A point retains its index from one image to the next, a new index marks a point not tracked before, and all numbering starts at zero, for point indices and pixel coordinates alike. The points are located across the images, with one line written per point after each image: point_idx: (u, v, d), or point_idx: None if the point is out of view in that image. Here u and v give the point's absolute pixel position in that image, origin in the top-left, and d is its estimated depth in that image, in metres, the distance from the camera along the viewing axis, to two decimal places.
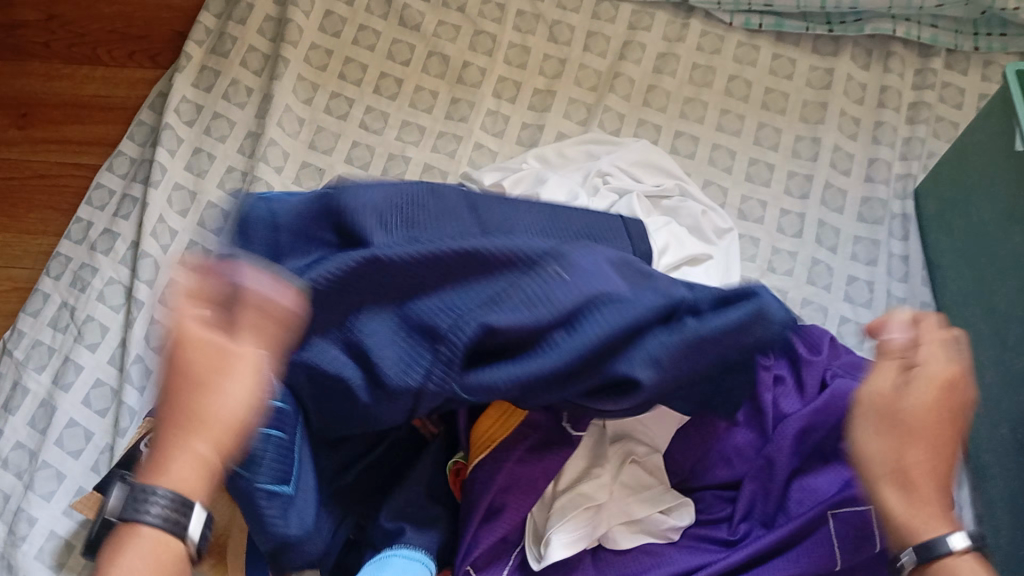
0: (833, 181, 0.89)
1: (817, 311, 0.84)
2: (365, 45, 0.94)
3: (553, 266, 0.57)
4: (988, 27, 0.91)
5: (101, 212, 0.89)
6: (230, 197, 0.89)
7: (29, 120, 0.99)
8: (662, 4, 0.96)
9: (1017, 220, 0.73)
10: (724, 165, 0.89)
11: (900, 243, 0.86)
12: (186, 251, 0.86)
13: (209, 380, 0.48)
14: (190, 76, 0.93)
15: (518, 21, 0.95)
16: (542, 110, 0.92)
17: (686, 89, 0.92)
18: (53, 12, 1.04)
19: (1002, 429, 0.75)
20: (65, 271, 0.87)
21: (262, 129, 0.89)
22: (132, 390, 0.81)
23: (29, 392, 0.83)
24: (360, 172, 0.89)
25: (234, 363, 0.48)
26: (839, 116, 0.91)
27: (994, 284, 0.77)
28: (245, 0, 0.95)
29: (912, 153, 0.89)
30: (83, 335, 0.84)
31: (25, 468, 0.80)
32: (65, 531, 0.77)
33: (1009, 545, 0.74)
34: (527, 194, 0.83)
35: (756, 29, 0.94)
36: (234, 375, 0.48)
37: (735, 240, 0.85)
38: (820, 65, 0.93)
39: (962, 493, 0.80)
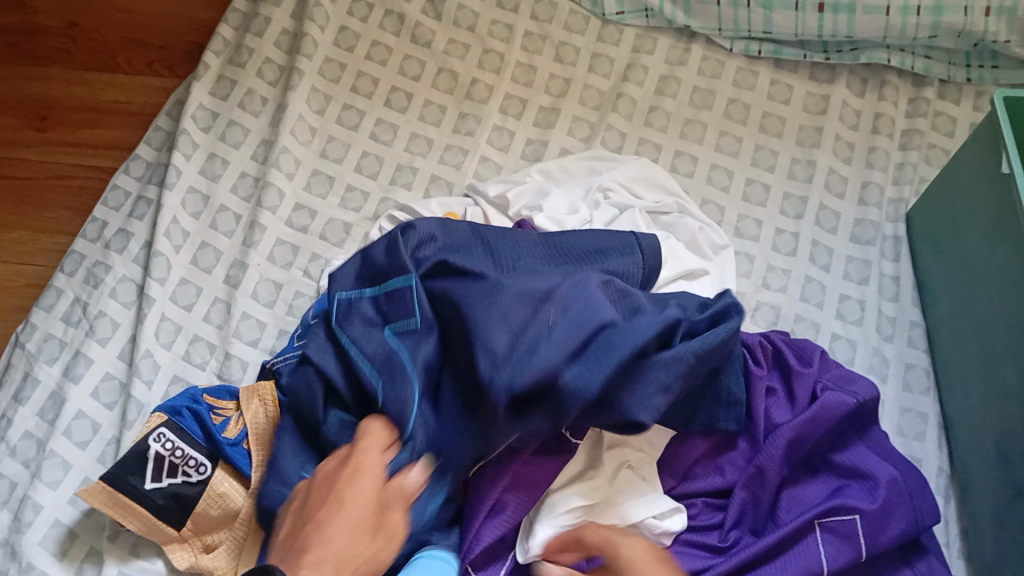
0: (828, 203, 0.91)
1: (809, 327, 0.86)
2: (377, 60, 0.98)
3: (550, 307, 0.62)
4: (980, 59, 0.95)
5: (116, 212, 0.92)
6: (241, 201, 0.91)
7: (47, 123, 1.02)
8: (666, 29, 0.99)
9: (1003, 239, 0.75)
10: (722, 185, 0.92)
11: (891, 264, 0.89)
12: (197, 252, 0.89)
13: (332, 506, 0.56)
14: (207, 85, 0.96)
15: (526, 41, 0.99)
16: (546, 127, 0.95)
17: (687, 110, 0.95)
18: (75, 21, 1.08)
19: (988, 444, 0.77)
20: (79, 268, 0.89)
21: (275, 137, 0.92)
22: (141, 383, 0.82)
23: (38, 384, 0.84)
24: (369, 181, 0.92)
25: (363, 494, 0.56)
26: (834, 140, 0.94)
27: (982, 303, 0.79)
28: (263, 14, 0.99)
29: (904, 178, 0.92)
30: (95, 330, 0.86)
31: (32, 458, 0.82)
32: (70, 520, 0.78)
33: (994, 556, 0.75)
34: (530, 207, 0.86)
35: (755, 55, 0.97)
36: (359, 486, 0.57)
37: (731, 256, 0.87)
38: (817, 92, 0.96)
39: (948, 507, 0.81)
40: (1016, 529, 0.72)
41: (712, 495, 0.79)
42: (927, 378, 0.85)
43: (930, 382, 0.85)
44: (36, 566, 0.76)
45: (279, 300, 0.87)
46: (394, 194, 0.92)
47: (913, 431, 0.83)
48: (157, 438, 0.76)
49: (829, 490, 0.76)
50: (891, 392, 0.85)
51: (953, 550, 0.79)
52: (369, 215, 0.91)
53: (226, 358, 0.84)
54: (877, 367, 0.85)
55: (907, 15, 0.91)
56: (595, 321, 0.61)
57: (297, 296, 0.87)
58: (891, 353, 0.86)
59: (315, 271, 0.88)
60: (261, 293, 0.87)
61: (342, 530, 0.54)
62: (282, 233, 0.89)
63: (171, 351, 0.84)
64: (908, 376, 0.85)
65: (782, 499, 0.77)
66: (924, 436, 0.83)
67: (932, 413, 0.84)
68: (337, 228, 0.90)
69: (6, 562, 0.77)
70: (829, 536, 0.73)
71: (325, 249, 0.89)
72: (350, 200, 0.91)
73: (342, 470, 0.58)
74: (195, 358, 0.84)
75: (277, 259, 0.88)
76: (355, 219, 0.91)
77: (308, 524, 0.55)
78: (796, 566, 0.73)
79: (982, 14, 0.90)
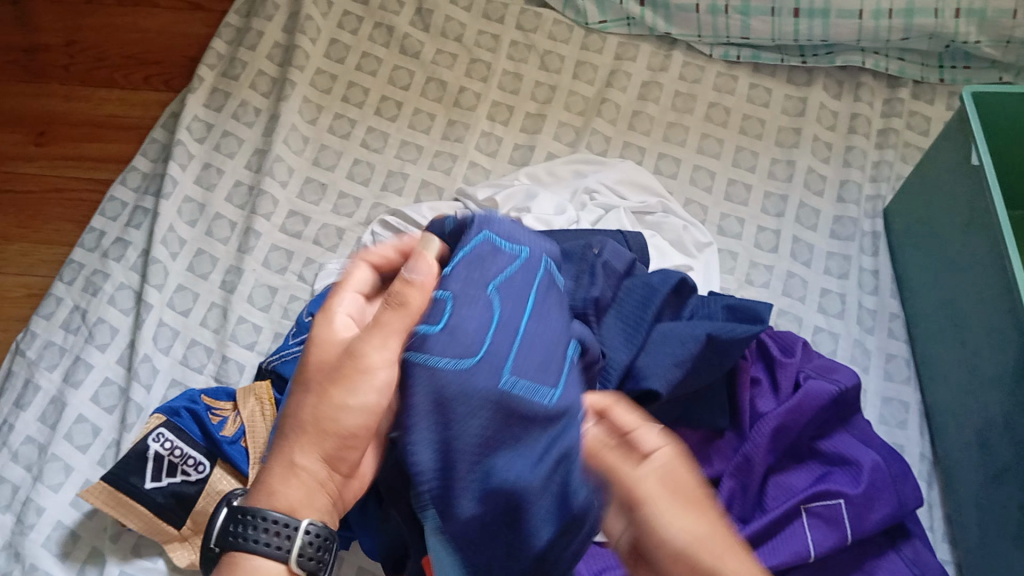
0: (808, 201, 0.94)
1: (792, 321, 0.88)
2: (367, 70, 1.00)
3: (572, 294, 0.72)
4: (953, 60, 0.97)
5: (114, 222, 0.94)
6: (236, 209, 0.93)
7: (46, 138, 1.05)
8: (647, 37, 1.02)
9: (975, 230, 0.78)
10: (705, 185, 0.95)
11: (871, 259, 0.92)
12: (193, 259, 0.91)
13: (334, 388, 0.53)
14: (202, 97, 0.98)
15: (512, 51, 1.02)
16: (533, 132, 0.97)
17: (669, 114, 0.98)
18: (74, 39, 1.12)
19: (967, 430, 0.79)
20: (78, 276, 0.91)
21: (269, 146, 0.95)
22: (140, 387, 0.84)
23: (40, 390, 0.85)
24: (360, 188, 0.94)
25: (373, 390, 0.53)
26: (813, 140, 0.96)
27: (957, 293, 0.81)
28: (256, 28, 1.01)
29: (882, 176, 0.94)
30: (95, 336, 0.87)
31: (34, 463, 0.82)
32: (72, 521, 0.79)
33: (979, 540, 0.77)
34: (518, 209, 0.89)
35: (735, 60, 1.00)
36: (360, 393, 0.53)
37: (715, 254, 0.89)
38: (795, 95, 0.99)
39: (932, 493, 0.83)
40: (999, 511, 0.74)
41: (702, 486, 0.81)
42: (907, 368, 0.87)
43: (910, 372, 0.87)
44: (39, 567, 0.77)
45: (274, 305, 0.88)
46: (386, 199, 0.94)
47: (895, 419, 0.85)
48: (156, 438, 0.77)
49: (814, 477, 0.78)
50: (874, 382, 0.86)
51: (937, 534, 0.81)
52: (361, 220, 0.93)
53: (223, 361, 0.85)
54: (860, 358, 0.87)
55: (879, 19, 0.94)
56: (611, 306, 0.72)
57: (292, 300, 0.89)
58: (873, 344, 0.88)
59: (309, 276, 0.90)
60: (256, 297, 0.89)
61: (354, 409, 0.53)
62: (277, 239, 0.92)
63: (169, 356, 0.86)
64: (889, 366, 0.87)
65: (769, 486, 0.78)
66: (907, 424, 0.85)
67: (913, 402, 0.86)
68: (330, 234, 0.92)
69: (8, 564, 0.78)
70: (819, 519, 0.75)
71: (319, 254, 0.91)
72: (343, 206, 0.94)
73: (350, 364, 0.53)
74: (192, 362, 0.86)
75: (272, 265, 0.90)
76: (348, 224, 0.93)
77: (315, 390, 0.53)
78: (785, 550, 0.74)
79: (952, 16, 0.92)
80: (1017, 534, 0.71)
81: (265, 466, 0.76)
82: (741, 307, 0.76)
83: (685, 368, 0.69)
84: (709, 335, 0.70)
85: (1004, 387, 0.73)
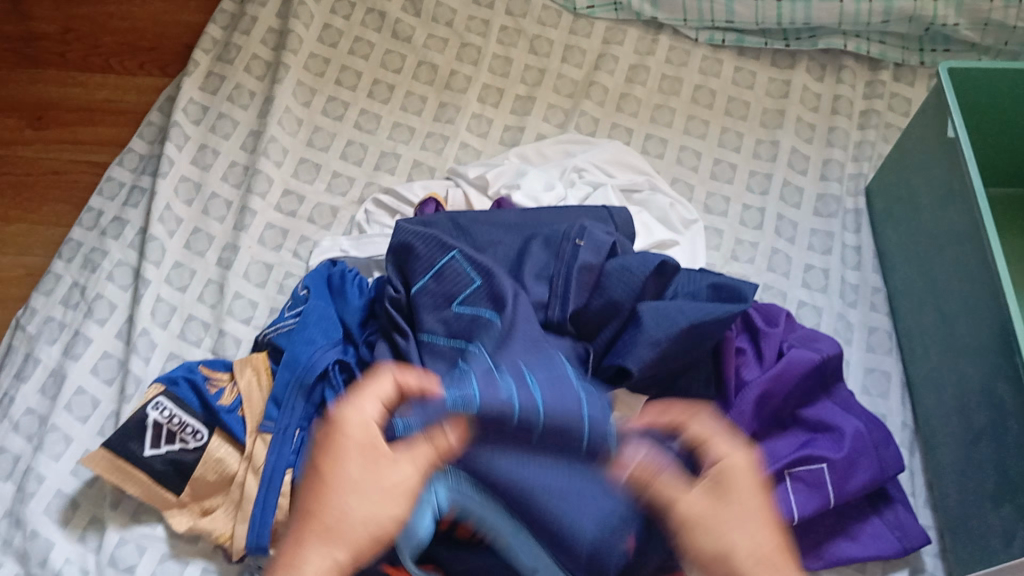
0: (792, 180, 0.96)
1: (777, 296, 0.90)
2: (360, 55, 1.02)
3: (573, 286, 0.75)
4: (933, 43, 0.99)
5: (112, 201, 0.96)
6: (232, 188, 0.95)
7: (43, 123, 1.07)
8: (634, 22, 1.04)
9: (952, 200, 0.80)
10: (691, 165, 0.97)
11: (853, 235, 0.94)
12: (190, 237, 0.92)
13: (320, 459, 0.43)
14: (198, 81, 1.00)
15: (502, 35, 1.04)
16: (522, 114, 1.00)
17: (656, 96, 1.00)
18: (70, 26, 1.14)
19: (945, 396, 0.81)
20: (76, 254, 0.93)
21: (263, 127, 0.97)
22: (139, 359, 0.85)
23: (40, 363, 0.87)
24: (354, 168, 0.96)
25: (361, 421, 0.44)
26: (796, 121, 0.99)
27: (934, 263, 0.83)
28: (250, 14, 1.04)
29: (863, 155, 0.97)
30: (93, 311, 0.89)
31: (34, 433, 0.84)
32: (72, 490, 0.81)
33: (958, 502, 0.78)
34: (509, 186, 0.90)
35: (720, 44, 1.03)
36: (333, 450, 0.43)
37: (701, 231, 0.90)
38: (779, 77, 1.01)
39: (913, 460, 0.84)
40: (976, 472, 0.75)
41: None
42: (889, 340, 0.89)
43: (892, 343, 0.89)
44: (40, 533, 0.78)
45: (270, 281, 0.90)
46: (378, 178, 0.96)
47: (877, 389, 0.87)
48: (155, 407, 0.78)
49: (798, 443, 0.79)
50: (857, 354, 0.88)
51: (919, 500, 0.83)
52: (355, 199, 0.95)
53: (220, 335, 0.87)
54: (842, 331, 0.89)
55: (859, 3, 0.96)
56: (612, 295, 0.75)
57: (287, 277, 0.91)
58: (855, 318, 0.90)
59: (304, 253, 0.92)
60: (252, 274, 0.90)
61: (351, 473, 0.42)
62: (271, 217, 0.93)
63: (167, 330, 0.87)
64: (871, 338, 0.89)
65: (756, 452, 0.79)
66: (888, 393, 0.86)
67: (895, 372, 0.87)
68: (324, 212, 0.94)
69: (10, 531, 0.79)
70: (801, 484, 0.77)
71: (313, 232, 0.93)
72: (336, 185, 0.96)
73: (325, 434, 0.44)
74: (190, 336, 0.87)
75: (267, 243, 0.92)
76: (341, 202, 0.95)
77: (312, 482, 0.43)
78: None
79: None
80: (993, 494, 0.73)
81: (261, 434, 0.77)
82: (725, 286, 0.78)
83: (660, 351, 0.72)
84: (692, 324, 0.72)
85: (980, 351, 0.75)
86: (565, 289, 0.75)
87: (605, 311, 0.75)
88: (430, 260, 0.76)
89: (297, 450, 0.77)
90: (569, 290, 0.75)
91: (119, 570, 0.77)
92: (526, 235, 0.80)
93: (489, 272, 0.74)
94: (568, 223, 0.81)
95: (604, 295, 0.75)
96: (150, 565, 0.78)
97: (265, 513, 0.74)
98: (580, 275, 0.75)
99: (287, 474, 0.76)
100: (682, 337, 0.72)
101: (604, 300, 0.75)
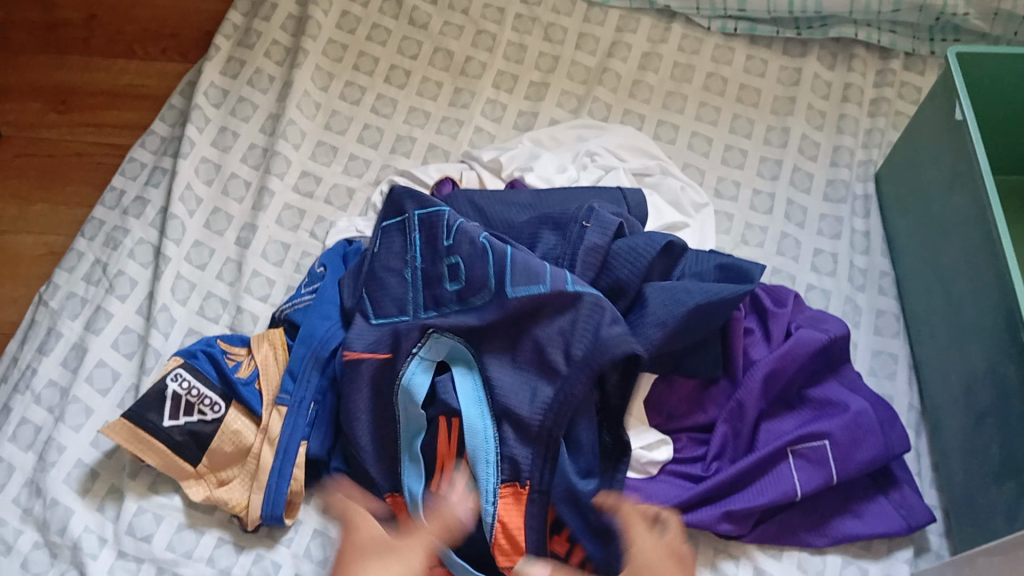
0: (802, 165, 0.97)
1: (786, 280, 0.91)
2: (377, 41, 1.04)
3: (581, 265, 0.77)
4: (943, 33, 1.00)
5: (133, 181, 0.98)
6: (251, 170, 0.97)
7: (69, 106, 1.11)
8: (648, 10, 1.05)
9: (960, 183, 0.81)
10: (702, 151, 0.98)
11: (862, 220, 0.95)
12: (209, 216, 0.94)
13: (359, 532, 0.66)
14: (219, 65, 1.02)
15: (517, 23, 1.05)
16: (536, 100, 1.01)
17: (668, 84, 1.02)
18: (95, 13, 1.17)
19: (952, 377, 0.81)
20: (99, 233, 0.95)
21: (282, 111, 0.98)
22: (158, 334, 0.87)
23: (62, 336, 0.89)
24: (370, 151, 0.98)
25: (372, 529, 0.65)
26: (807, 109, 1.00)
27: (941, 246, 0.84)
28: (270, 0, 1.06)
29: (873, 142, 0.98)
30: (115, 287, 0.91)
31: (56, 405, 0.86)
32: (91, 460, 0.82)
33: (963, 481, 0.79)
34: (522, 168, 0.92)
35: (732, 32, 1.04)
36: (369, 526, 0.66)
37: (711, 214, 0.92)
38: (790, 66, 1.03)
39: (919, 442, 0.85)
40: (980, 451, 0.76)
41: (694, 431, 0.82)
42: (897, 323, 0.89)
43: (900, 327, 0.89)
44: (60, 502, 0.80)
45: (287, 260, 0.92)
46: (394, 161, 0.97)
47: (885, 371, 0.87)
48: (175, 378, 0.79)
49: (800, 422, 0.80)
50: (865, 336, 0.89)
51: (925, 480, 0.83)
52: (370, 180, 0.96)
53: (238, 311, 0.88)
54: (850, 314, 0.90)
55: None
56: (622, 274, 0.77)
57: (304, 256, 0.92)
58: (863, 301, 0.90)
59: (320, 233, 0.94)
60: (270, 253, 0.92)
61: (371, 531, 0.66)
62: (289, 198, 0.95)
63: (186, 306, 0.89)
64: (879, 321, 0.90)
65: (759, 431, 0.80)
66: (895, 375, 0.87)
67: (903, 354, 0.88)
68: (341, 193, 0.96)
69: (31, 499, 0.81)
70: (804, 462, 0.77)
71: (330, 212, 0.95)
72: (353, 167, 0.97)
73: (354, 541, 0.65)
74: (208, 313, 0.89)
75: (285, 223, 0.94)
76: (358, 184, 0.96)
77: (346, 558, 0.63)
78: (773, 491, 0.77)
79: None
80: (998, 470, 0.74)
81: (277, 407, 0.79)
82: (731, 267, 0.79)
83: (666, 331, 0.73)
84: (698, 304, 0.73)
85: (985, 331, 0.76)
86: (572, 263, 0.77)
87: (612, 290, 0.77)
88: (438, 239, 0.78)
89: (310, 423, 0.79)
90: (577, 262, 0.76)
91: (136, 538, 0.78)
92: (539, 217, 0.81)
93: (472, 235, 0.76)
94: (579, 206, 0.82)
95: (611, 275, 0.77)
96: (167, 535, 0.79)
97: (281, 484, 0.76)
98: (586, 256, 0.77)
99: (301, 448, 0.78)
100: (687, 318, 0.74)
101: (612, 280, 0.77)
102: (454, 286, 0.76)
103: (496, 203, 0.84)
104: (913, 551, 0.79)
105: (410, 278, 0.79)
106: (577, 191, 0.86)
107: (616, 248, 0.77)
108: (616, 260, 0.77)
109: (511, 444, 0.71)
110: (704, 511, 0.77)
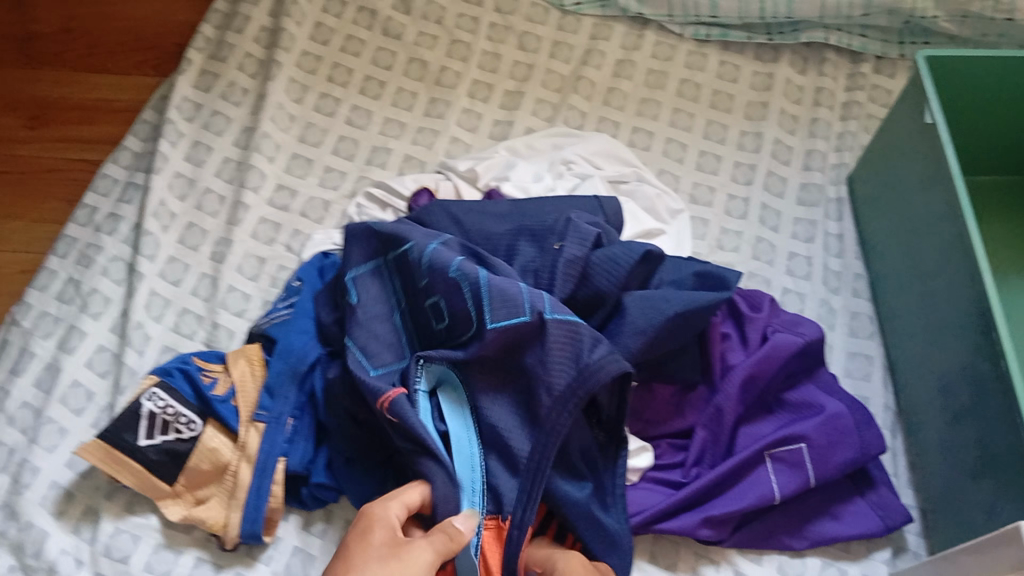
0: (776, 170, 0.98)
1: (762, 284, 0.92)
2: (351, 52, 1.04)
3: (562, 282, 0.77)
4: (914, 36, 1.02)
5: (106, 197, 0.98)
6: (225, 183, 0.97)
7: (40, 122, 1.10)
8: (620, 17, 1.06)
9: (930, 185, 0.82)
10: (677, 157, 0.99)
11: (835, 223, 0.95)
12: (183, 232, 0.94)
13: None
14: (191, 79, 1.02)
15: (491, 32, 1.06)
16: (511, 108, 1.01)
17: (642, 90, 1.02)
18: (66, 27, 1.17)
19: (925, 378, 0.82)
20: (72, 250, 0.95)
21: (256, 124, 0.98)
22: (133, 352, 0.86)
23: (34, 357, 0.88)
24: (345, 162, 0.98)
25: None
26: (780, 113, 1.01)
27: (913, 247, 0.85)
28: (243, 13, 1.05)
29: (845, 145, 0.99)
30: (88, 305, 0.90)
31: (29, 426, 0.85)
32: (67, 481, 0.81)
33: (939, 480, 0.80)
34: (498, 178, 0.92)
35: (705, 39, 1.05)
36: None
37: (686, 220, 0.92)
38: (762, 71, 1.03)
39: (896, 441, 0.85)
40: (955, 450, 0.77)
41: (675, 438, 0.83)
42: (872, 324, 0.90)
43: (875, 328, 0.90)
44: (36, 524, 0.79)
45: (263, 274, 0.91)
46: (370, 172, 0.97)
47: (861, 372, 0.88)
48: (149, 397, 0.78)
49: (779, 424, 0.81)
50: (840, 338, 0.90)
51: (902, 481, 0.84)
52: (346, 192, 0.96)
53: (214, 327, 0.88)
54: (825, 317, 0.90)
55: None
56: (603, 288, 0.77)
57: (280, 270, 0.92)
58: (838, 304, 0.91)
59: (296, 246, 0.93)
60: (246, 267, 0.92)
61: None
62: (265, 212, 0.95)
63: (161, 323, 0.88)
64: (854, 323, 0.90)
65: (738, 436, 0.81)
66: (871, 376, 0.88)
67: (878, 355, 0.89)
68: (317, 206, 0.96)
69: (6, 522, 0.80)
70: (782, 466, 0.78)
71: (306, 225, 0.94)
72: (328, 179, 0.97)
73: None
74: (184, 329, 0.88)
75: (260, 236, 0.93)
76: (333, 196, 0.96)
77: None
78: (750, 495, 0.77)
79: None
80: (972, 470, 0.75)
81: (254, 423, 0.78)
82: (708, 275, 0.80)
83: (644, 339, 0.74)
84: (677, 312, 0.74)
85: (958, 330, 0.77)
86: (551, 280, 0.77)
87: (590, 300, 0.78)
88: (414, 275, 0.77)
89: (290, 438, 0.79)
90: (555, 280, 0.76)
91: (114, 560, 0.77)
92: (517, 227, 0.81)
93: (445, 265, 0.76)
94: (557, 216, 0.82)
95: (591, 286, 0.77)
96: (144, 555, 0.78)
97: (260, 499, 0.76)
98: (566, 267, 0.77)
99: (280, 463, 0.77)
100: (666, 326, 0.75)
101: (591, 290, 0.77)
102: (442, 325, 0.76)
103: (470, 212, 0.83)
104: (891, 553, 0.80)
105: (399, 322, 0.79)
106: (554, 199, 0.86)
107: (596, 259, 0.78)
108: (595, 271, 0.77)
109: (496, 474, 0.72)
110: (683, 518, 0.78)
